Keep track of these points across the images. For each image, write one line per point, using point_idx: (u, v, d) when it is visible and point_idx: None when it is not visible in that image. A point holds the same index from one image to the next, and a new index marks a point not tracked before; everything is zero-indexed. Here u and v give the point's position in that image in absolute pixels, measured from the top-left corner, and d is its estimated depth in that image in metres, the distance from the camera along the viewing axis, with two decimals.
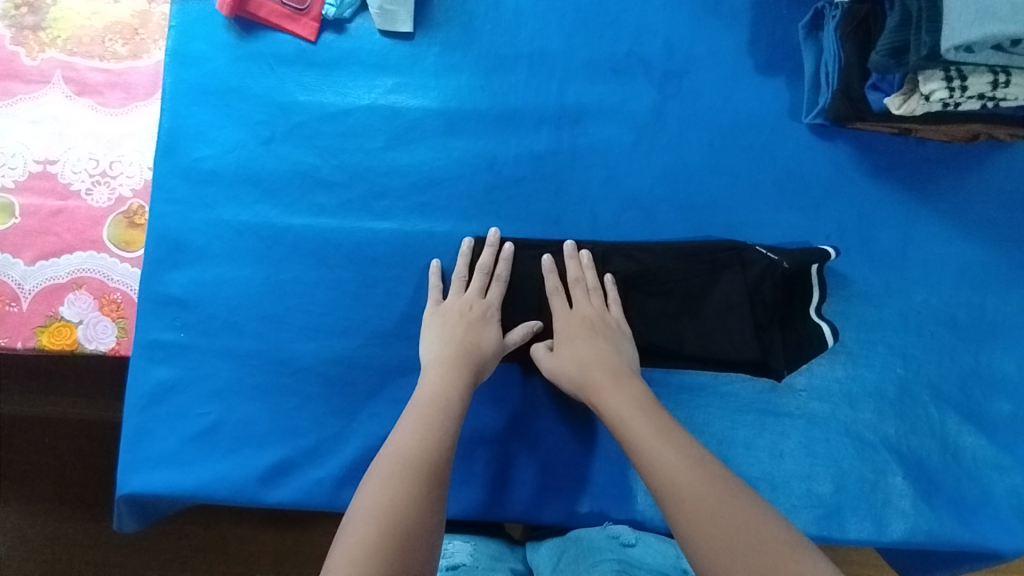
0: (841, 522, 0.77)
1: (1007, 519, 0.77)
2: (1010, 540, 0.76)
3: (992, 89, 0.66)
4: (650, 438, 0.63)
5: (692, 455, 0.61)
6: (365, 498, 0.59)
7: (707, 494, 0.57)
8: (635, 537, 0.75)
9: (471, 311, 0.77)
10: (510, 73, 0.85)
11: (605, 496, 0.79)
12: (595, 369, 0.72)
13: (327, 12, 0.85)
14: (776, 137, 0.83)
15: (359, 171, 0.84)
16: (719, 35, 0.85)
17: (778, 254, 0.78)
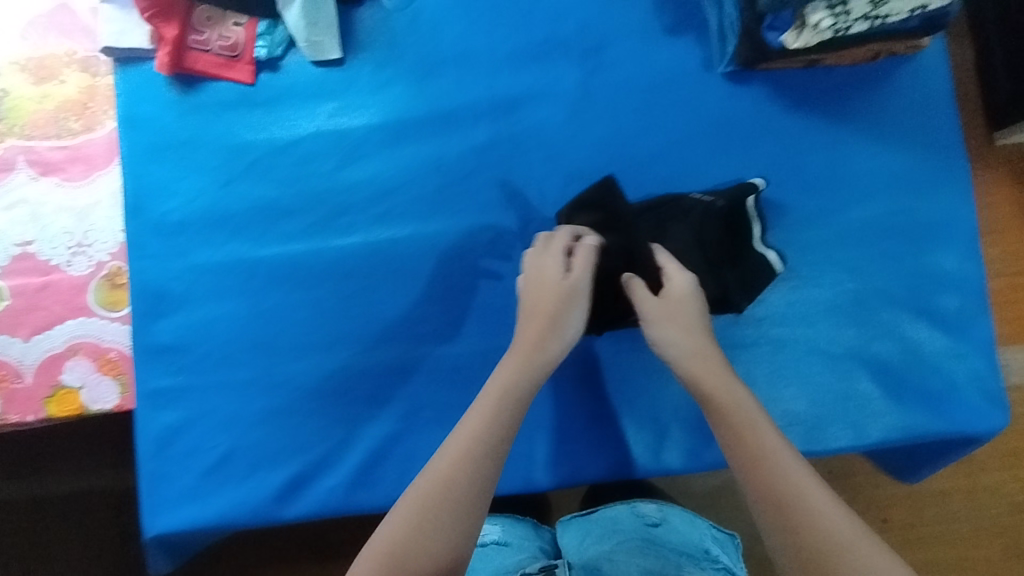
0: (821, 433, 0.82)
1: (969, 400, 0.84)
2: (973, 419, 0.83)
3: (873, 9, 0.72)
4: (741, 435, 0.65)
5: (776, 456, 0.63)
6: (416, 490, 0.63)
7: (778, 489, 0.60)
8: (659, 517, 0.91)
9: (536, 279, 0.78)
10: (440, 77, 0.89)
11: (598, 447, 0.84)
12: (701, 349, 0.73)
13: (259, 53, 0.89)
14: (697, 90, 0.88)
15: (318, 195, 0.88)
16: (628, 6, 0.89)
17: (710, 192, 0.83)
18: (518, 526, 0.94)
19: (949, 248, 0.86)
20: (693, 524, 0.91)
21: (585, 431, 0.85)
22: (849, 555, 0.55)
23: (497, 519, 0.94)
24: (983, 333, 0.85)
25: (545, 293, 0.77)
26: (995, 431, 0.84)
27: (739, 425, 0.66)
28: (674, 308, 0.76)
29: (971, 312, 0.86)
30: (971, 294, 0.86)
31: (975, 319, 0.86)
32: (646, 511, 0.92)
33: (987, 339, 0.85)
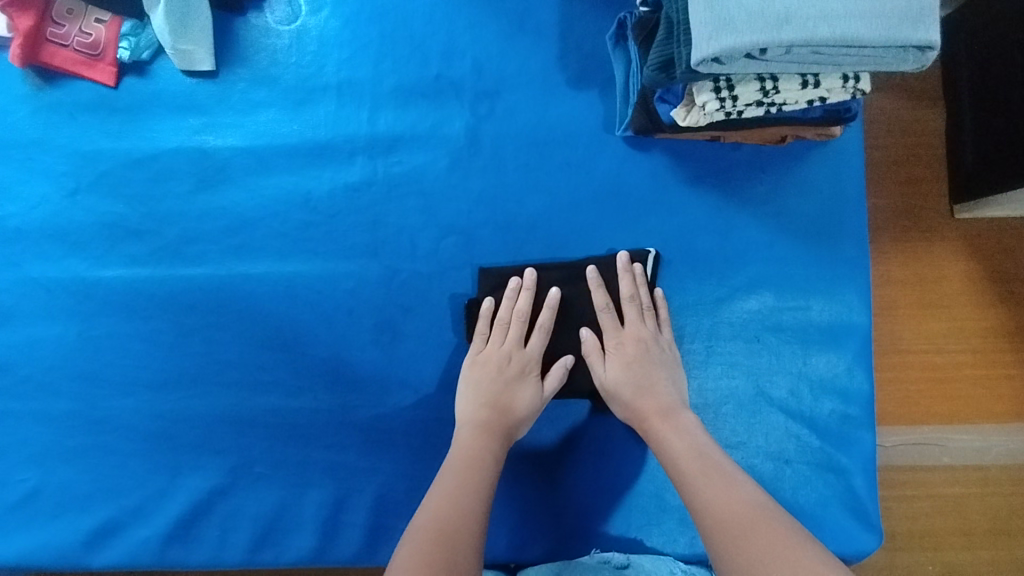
0: (670, 534, 0.78)
1: (838, 519, 0.78)
2: (839, 541, 0.77)
3: (765, 96, 0.65)
4: (679, 456, 0.68)
5: (712, 468, 0.65)
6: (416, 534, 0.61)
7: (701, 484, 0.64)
8: (626, 557, 0.76)
9: (507, 371, 0.76)
10: (317, 106, 0.83)
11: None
12: (642, 374, 0.75)
13: (123, 56, 0.82)
14: (592, 152, 0.82)
15: (170, 216, 0.81)
16: (529, 51, 0.83)
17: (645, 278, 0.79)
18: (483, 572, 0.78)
19: (839, 353, 0.80)
20: (668, 563, 0.76)
21: None
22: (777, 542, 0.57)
23: None
24: (866, 448, 0.79)
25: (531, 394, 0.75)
26: (865, 556, 0.78)
27: (679, 451, 0.68)
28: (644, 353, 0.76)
29: (857, 424, 0.79)
30: (859, 403, 0.80)
31: (860, 431, 0.79)
32: (609, 556, 0.76)
33: (870, 455, 0.79)
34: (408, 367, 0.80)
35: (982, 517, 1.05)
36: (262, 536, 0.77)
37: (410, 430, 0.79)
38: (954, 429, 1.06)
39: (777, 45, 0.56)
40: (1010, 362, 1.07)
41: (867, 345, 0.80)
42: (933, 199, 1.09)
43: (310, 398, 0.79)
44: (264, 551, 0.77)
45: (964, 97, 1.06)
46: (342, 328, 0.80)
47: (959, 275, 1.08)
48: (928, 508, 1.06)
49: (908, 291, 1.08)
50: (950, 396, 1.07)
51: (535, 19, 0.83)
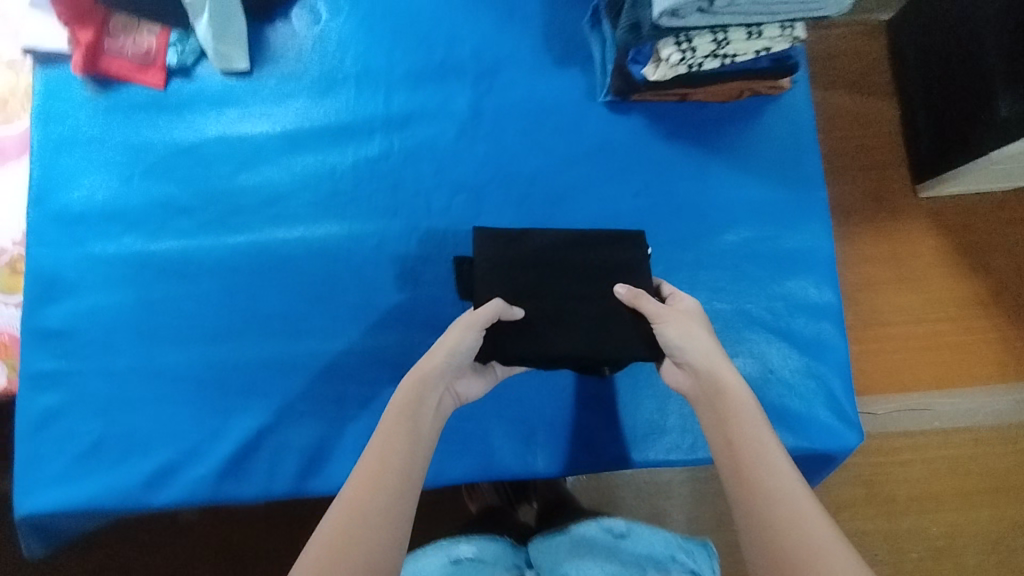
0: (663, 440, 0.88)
1: (825, 421, 0.87)
2: (829, 439, 0.86)
3: (718, 48, 0.78)
4: (727, 428, 0.65)
5: (765, 458, 0.62)
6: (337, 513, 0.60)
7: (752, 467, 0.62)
8: (627, 528, 0.81)
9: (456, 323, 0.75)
10: (339, 94, 0.96)
11: (442, 448, 0.87)
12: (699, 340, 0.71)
13: (170, 61, 0.95)
14: (579, 117, 0.95)
15: (214, 193, 0.93)
16: (519, 38, 0.97)
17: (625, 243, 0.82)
18: (495, 543, 0.85)
19: (809, 275, 0.91)
20: (669, 538, 0.79)
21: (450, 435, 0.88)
22: (811, 545, 0.55)
23: (471, 537, 0.84)
24: (839, 355, 0.90)
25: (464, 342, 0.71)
26: (851, 450, 0.86)
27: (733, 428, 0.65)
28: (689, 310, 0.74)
29: (830, 336, 0.90)
30: (831, 319, 0.91)
31: (832, 340, 0.90)
32: (612, 524, 0.82)
33: (843, 360, 0.90)
34: (430, 309, 0.90)
35: (968, 475, 1.30)
36: (308, 465, 0.86)
37: None
38: (942, 395, 1.30)
39: None
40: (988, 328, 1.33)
41: (833, 267, 0.92)
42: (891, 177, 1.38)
43: (345, 342, 0.89)
44: (310, 479, 0.86)
45: (919, 108, 1.35)
46: (370, 280, 0.91)
47: (925, 245, 1.36)
48: (923, 471, 1.31)
49: (883, 263, 1.35)
50: (932, 360, 1.31)
51: (521, 11, 0.98)
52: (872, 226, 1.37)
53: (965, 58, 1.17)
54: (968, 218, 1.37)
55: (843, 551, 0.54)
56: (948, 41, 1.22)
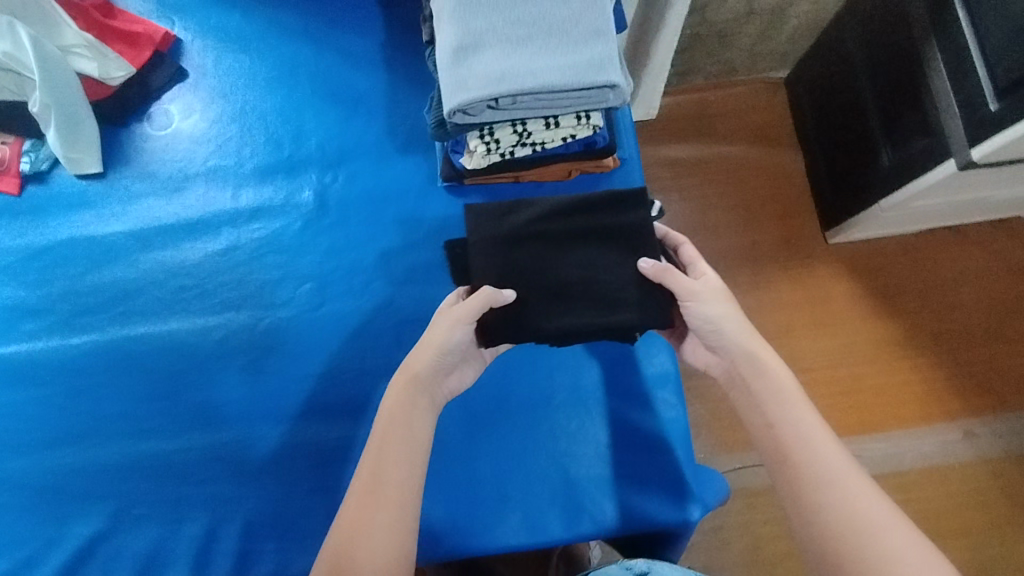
0: (502, 519, 0.86)
1: (666, 495, 0.86)
2: (670, 513, 0.85)
3: (520, 138, 0.83)
4: (768, 410, 0.65)
5: (802, 437, 0.62)
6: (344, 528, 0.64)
7: (811, 460, 0.61)
8: (648, 565, 0.73)
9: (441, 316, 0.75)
10: (189, 191, 0.99)
11: (421, 545, 0.85)
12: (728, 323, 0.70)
13: (24, 168, 0.98)
14: (421, 201, 0.98)
15: (63, 295, 0.95)
16: (364, 128, 1.01)
17: (626, 211, 0.81)
18: None
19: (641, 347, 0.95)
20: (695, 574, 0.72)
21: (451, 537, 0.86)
22: (882, 541, 0.54)
23: None
24: (680, 423, 0.90)
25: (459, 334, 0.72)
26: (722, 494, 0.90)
27: (804, 414, 0.64)
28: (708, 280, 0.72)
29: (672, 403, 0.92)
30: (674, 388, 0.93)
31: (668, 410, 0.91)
32: (631, 562, 0.74)
33: (684, 428, 0.90)
34: (271, 401, 0.90)
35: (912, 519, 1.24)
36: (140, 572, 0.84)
37: (274, 458, 0.88)
38: (870, 439, 1.29)
39: (506, 94, 0.74)
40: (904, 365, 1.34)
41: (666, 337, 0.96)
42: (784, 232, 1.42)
43: (187, 440, 0.89)
44: None
45: (812, 144, 1.42)
46: (215, 374, 0.92)
47: (832, 291, 1.38)
48: None
49: (801, 310, 1.37)
50: (856, 408, 1.31)
51: (367, 103, 1.02)
52: (783, 277, 1.39)
53: (868, 95, 1.20)
54: (881, 258, 1.40)
55: (927, 552, 0.53)
56: (833, 83, 1.30)
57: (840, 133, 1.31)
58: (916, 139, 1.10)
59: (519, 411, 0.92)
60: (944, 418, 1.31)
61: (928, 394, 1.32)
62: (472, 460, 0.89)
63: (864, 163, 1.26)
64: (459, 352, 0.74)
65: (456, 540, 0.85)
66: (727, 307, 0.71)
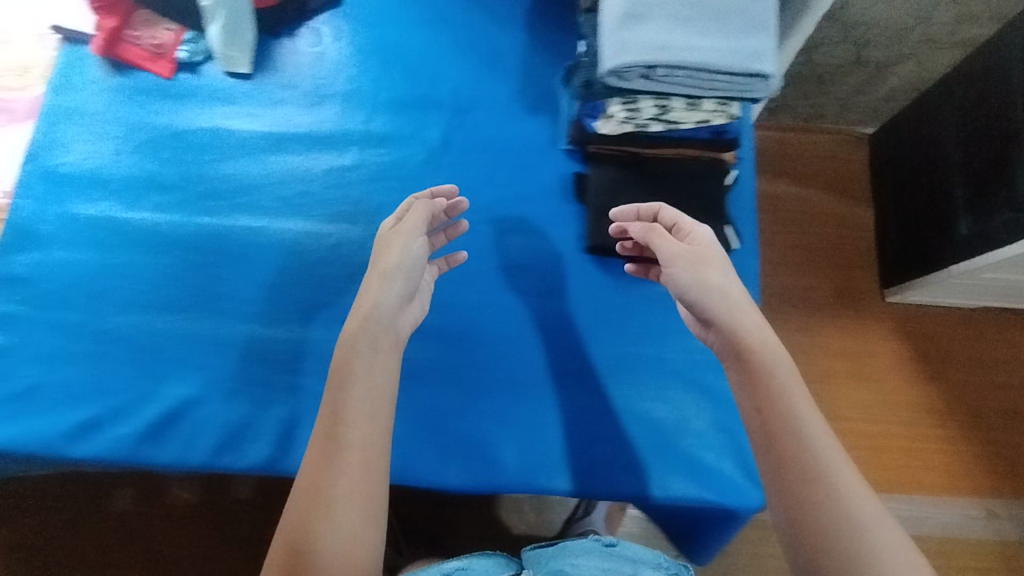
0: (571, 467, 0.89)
1: (738, 480, 0.89)
2: (741, 497, 0.88)
3: (660, 112, 0.87)
4: (765, 394, 0.69)
5: (799, 433, 0.67)
6: (309, 479, 0.70)
7: (791, 457, 0.66)
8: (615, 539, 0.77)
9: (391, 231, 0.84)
10: (327, 107, 1.05)
11: (500, 463, 0.89)
12: (711, 286, 0.76)
13: (181, 56, 1.05)
14: (540, 159, 1.03)
15: (193, 177, 1.01)
16: (498, 84, 1.07)
17: (709, 171, 0.97)
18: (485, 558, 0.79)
19: None
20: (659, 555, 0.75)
21: (527, 470, 0.89)
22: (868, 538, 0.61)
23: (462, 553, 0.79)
24: None
25: (385, 288, 0.78)
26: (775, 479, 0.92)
27: (798, 404, 0.68)
28: (695, 246, 0.80)
29: None
30: None
31: None
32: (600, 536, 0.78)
33: None
34: None
35: None
36: (223, 442, 0.89)
37: None
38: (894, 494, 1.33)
39: (663, 64, 0.79)
40: (938, 437, 1.38)
41: None
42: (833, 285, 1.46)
43: (286, 332, 0.94)
44: (225, 455, 0.89)
45: (887, 206, 1.46)
46: (321, 277, 0.97)
47: (867, 351, 1.42)
48: None
49: (844, 362, 1.41)
50: (886, 464, 1.35)
51: (504, 61, 1.08)
52: (833, 325, 1.43)
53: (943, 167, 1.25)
54: (931, 325, 1.44)
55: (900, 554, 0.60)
56: (919, 155, 1.34)
57: (912, 201, 1.36)
58: (1001, 212, 1.10)
59: (605, 379, 0.94)
60: (967, 493, 1.34)
61: (959, 467, 1.36)
62: (562, 406, 0.92)
63: (939, 233, 1.26)
64: (413, 282, 0.81)
65: (528, 475, 0.89)
66: (706, 270, 0.77)
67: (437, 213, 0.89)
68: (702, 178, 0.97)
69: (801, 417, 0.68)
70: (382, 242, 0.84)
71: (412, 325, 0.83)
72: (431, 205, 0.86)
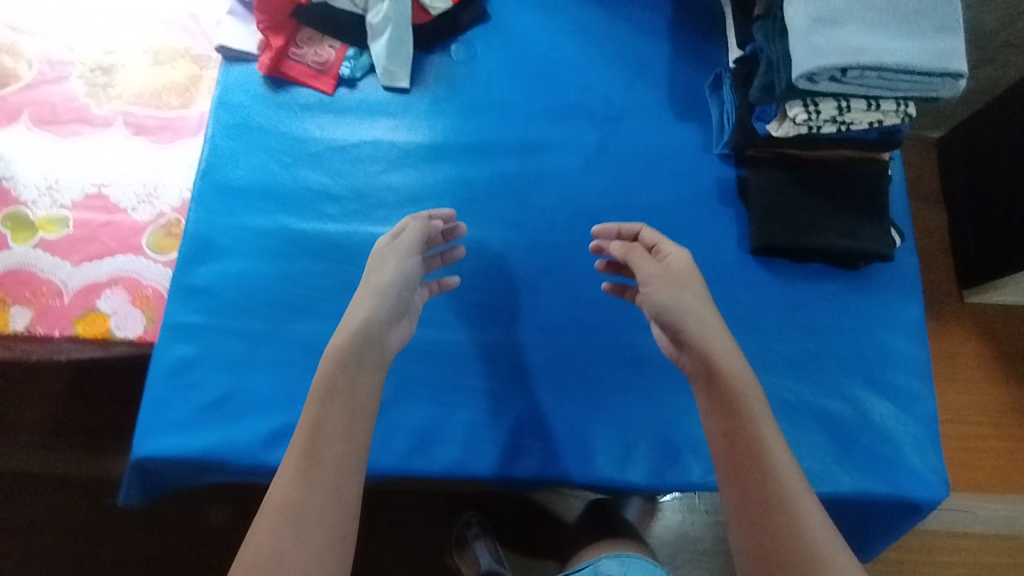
0: None
1: (922, 473, 0.90)
2: (925, 490, 0.89)
3: (839, 113, 0.90)
4: (725, 418, 0.72)
5: (766, 458, 0.69)
6: (278, 496, 0.65)
7: (766, 491, 0.67)
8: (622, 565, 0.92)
9: (388, 251, 0.85)
10: (485, 117, 1.08)
11: (690, 458, 0.90)
12: (682, 301, 0.79)
13: (343, 72, 1.08)
14: (694, 163, 1.06)
15: (362, 189, 1.03)
16: (646, 92, 1.10)
17: (870, 170, 0.99)
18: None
19: (894, 332, 0.98)
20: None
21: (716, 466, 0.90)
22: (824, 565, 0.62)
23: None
24: (924, 407, 0.95)
25: (375, 303, 0.78)
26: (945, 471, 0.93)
27: (770, 440, 0.70)
28: (671, 267, 0.83)
29: (917, 389, 0.96)
30: (920, 376, 0.96)
31: (914, 393, 0.95)
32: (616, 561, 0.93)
33: (928, 414, 0.94)
34: (541, 313, 0.99)
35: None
36: (416, 445, 0.90)
37: (543, 362, 0.96)
38: (998, 498, 1.31)
39: (857, 65, 0.81)
40: None
41: (919, 327, 0.99)
42: (948, 288, 1.41)
43: (461, 335, 0.96)
44: (417, 457, 0.89)
45: (962, 214, 1.40)
46: (491, 285, 1.00)
47: (972, 355, 1.37)
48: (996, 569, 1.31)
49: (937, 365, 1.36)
50: (979, 466, 1.32)
51: (650, 70, 1.11)
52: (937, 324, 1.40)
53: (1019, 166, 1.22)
54: (1004, 324, 1.40)
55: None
56: (986, 160, 1.31)
57: (986, 205, 1.32)
58: None
59: (781, 375, 0.95)
60: None
61: None
62: None
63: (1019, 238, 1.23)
64: (400, 297, 0.82)
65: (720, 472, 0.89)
66: (682, 289, 0.80)
67: (435, 235, 0.92)
68: (865, 176, 0.99)
69: (771, 442, 0.70)
70: (377, 257, 0.86)
71: (398, 344, 0.82)
72: (427, 227, 0.90)
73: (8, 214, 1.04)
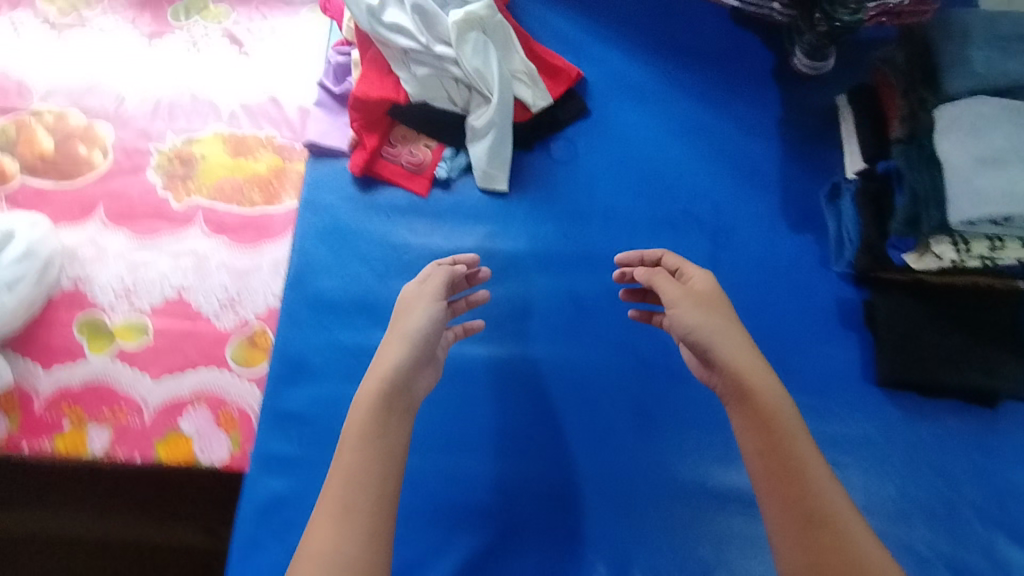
0: None
1: None
2: None
3: (989, 251, 0.88)
4: (757, 436, 0.72)
5: (806, 475, 0.69)
6: (313, 547, 0.64)
7: (805, 502, 0.68)
8: None
9: (420, 291, 0.83)
10: (587, 225, 1.02)
11: None
12: (718, 326, 0.77)
13: (439, 173, 1.02)
14: (810, 280, 1.00)
15: (460, 302, 0.97)
16: (757, 200, 1.04)
17: (1008, 299, 0.93)
18: None
19: None
20: None
21: None
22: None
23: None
24: None
25: (400, 353, 0.75)
26: None
27: (805, 453, 0.71)
28: (695, 290, 0.80)
29: None
30: None
31: None
32: None
33: None
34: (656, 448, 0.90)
35: None
36: None
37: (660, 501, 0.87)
38: None
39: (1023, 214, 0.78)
40: None
41: None
42: None
43: (570, 470, 0.89)
44: None
45: None
46: (602, 412, 0.92)
47: None
48: None
49: None
50: None
51: (761, 175, 1.05)
52: None
53: None
54: None
55: None
56: None
57: None
58: None
59: (915, 525, 0.88)
60: None
61: None
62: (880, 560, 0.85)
63: None
64: (429, 346, 0.78)
65: None
66: (715, 315, 0.78)
67: (457, 279, 0.88)
68: (1003, 307, 0.92)
69: (808, 459, 0.70)
70: (405, 301, 0.83)
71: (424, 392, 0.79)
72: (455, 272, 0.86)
73: (84, 320, 0.98)
